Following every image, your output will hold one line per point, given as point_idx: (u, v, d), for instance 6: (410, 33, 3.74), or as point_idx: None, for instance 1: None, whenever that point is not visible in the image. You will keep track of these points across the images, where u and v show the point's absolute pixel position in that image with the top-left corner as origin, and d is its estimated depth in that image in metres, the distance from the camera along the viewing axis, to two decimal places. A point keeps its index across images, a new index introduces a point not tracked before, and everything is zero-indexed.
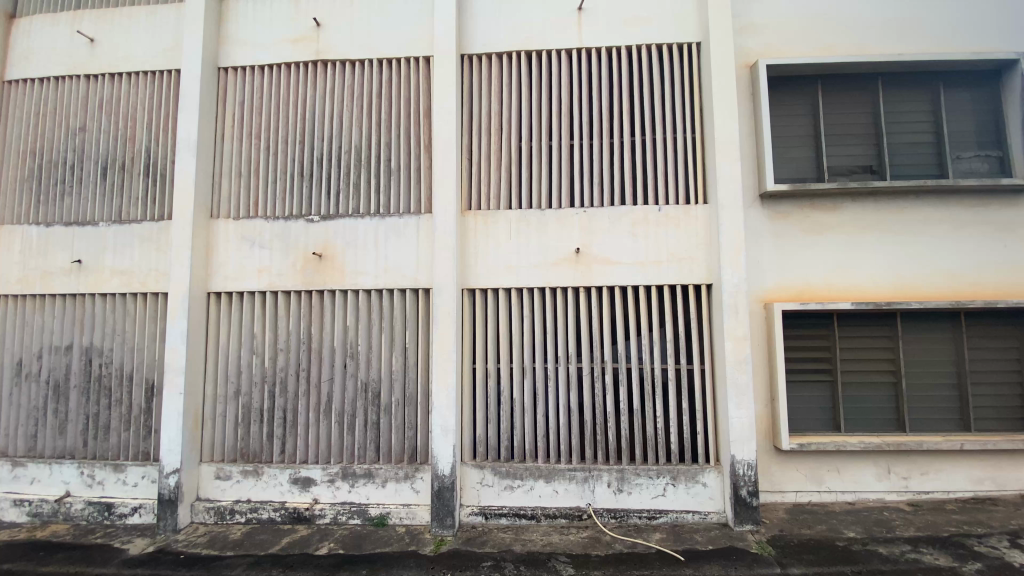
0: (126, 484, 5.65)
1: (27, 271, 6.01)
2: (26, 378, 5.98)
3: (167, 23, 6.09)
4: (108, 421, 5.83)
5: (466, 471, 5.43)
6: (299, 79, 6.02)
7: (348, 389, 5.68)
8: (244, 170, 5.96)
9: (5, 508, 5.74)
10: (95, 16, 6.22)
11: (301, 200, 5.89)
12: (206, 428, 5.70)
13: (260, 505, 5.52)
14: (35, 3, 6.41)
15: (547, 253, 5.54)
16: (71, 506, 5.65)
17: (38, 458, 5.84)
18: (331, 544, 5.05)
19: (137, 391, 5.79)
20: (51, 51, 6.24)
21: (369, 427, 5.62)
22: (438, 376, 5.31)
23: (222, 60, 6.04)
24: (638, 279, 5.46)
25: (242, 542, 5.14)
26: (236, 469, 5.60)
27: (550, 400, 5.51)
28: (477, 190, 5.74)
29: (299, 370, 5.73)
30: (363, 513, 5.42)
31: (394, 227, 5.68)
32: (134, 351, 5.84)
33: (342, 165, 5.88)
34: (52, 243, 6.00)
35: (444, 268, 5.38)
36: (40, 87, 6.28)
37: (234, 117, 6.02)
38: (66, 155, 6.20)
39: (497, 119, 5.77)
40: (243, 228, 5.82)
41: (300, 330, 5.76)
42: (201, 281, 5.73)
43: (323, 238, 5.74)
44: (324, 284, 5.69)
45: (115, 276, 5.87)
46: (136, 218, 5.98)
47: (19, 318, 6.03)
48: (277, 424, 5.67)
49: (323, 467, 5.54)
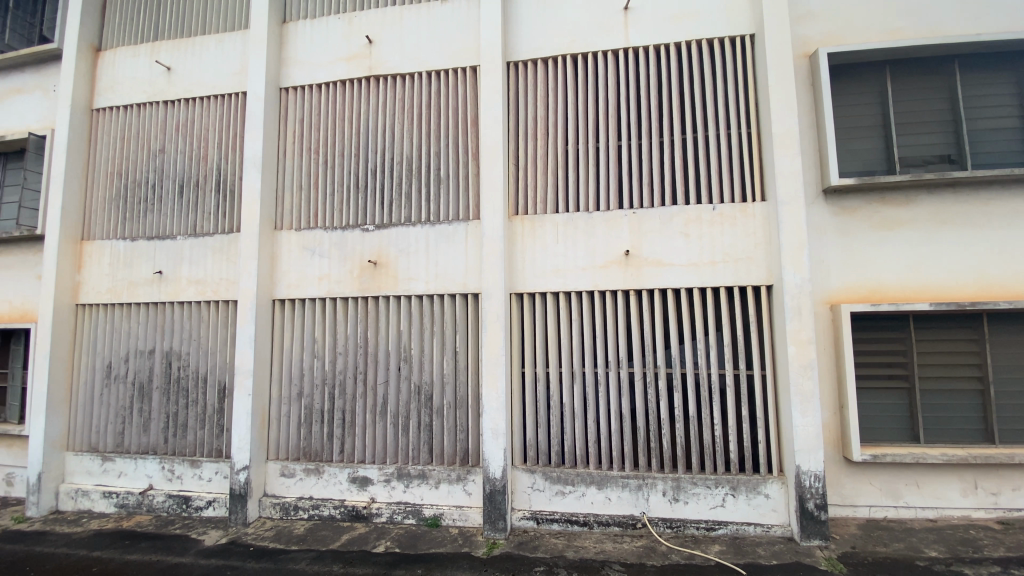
0: (201, 478, 6.06)
1: (116, 282, 6.59)
2: (115, 380, 6.54)
3: (234, 49, 6.54)
4: (185, 420, 6.27)
5: (517, 475, 5.45)
6: (352, 95, 6.28)
7: (402, 391, 5.84)
8: (304, 182, 6.29)
9: (96, 498, 6.29)
10: (171, 46, 6.77)
11: (356, 211, 6.14)
12: (272, 427, 6.03)
13: (321, 502, 5.77)
14: (118, 37, 7.03)
15: (596, 256, 5.49)
16: (154, 498, 6.12)
17: (125, 454, 6.37)
18: (387, 542, 5.19)
19: (211, 392, 6.20)
20: (134, 81, 6.85)
21: (421, 428, 5.74)
22: (488, 380, 5.36)
23: (283, 80, 6.41)
24: (691, 281, 5.30)
25: (305, 537, 5.38)
26: (299, 467, 5.88)
27: (602, 405, 5.43)
28: (523, 193, 5.75)
29: (356, 373, 5.96)
30: (417, 513, 5.53)
31: (444, 233, 5.81)
32: (208, 354, 6.27)
33: (394, 175, 6.09)
34: (137, 255, 6.56)
35: (492, 272, 5.45)
36: (124, 114, 6.89)
37: (295, 133, 6.38)
38: (148, 175, 6.76)
39: (543, 124, 5.79)
40: (305, 238, 6.14)
41: (357, 334, 5.99)
42: (266, 289, 6.08)
43: (377, 246, 5.96)
44: (378, 291, 5.90)
45: (191, 285, 6.34)
46: (209, 232, 6.43)
47: (110, 325, 6.62)
48: (336, 425, 5.91)
49: (379, 467, 5.72)
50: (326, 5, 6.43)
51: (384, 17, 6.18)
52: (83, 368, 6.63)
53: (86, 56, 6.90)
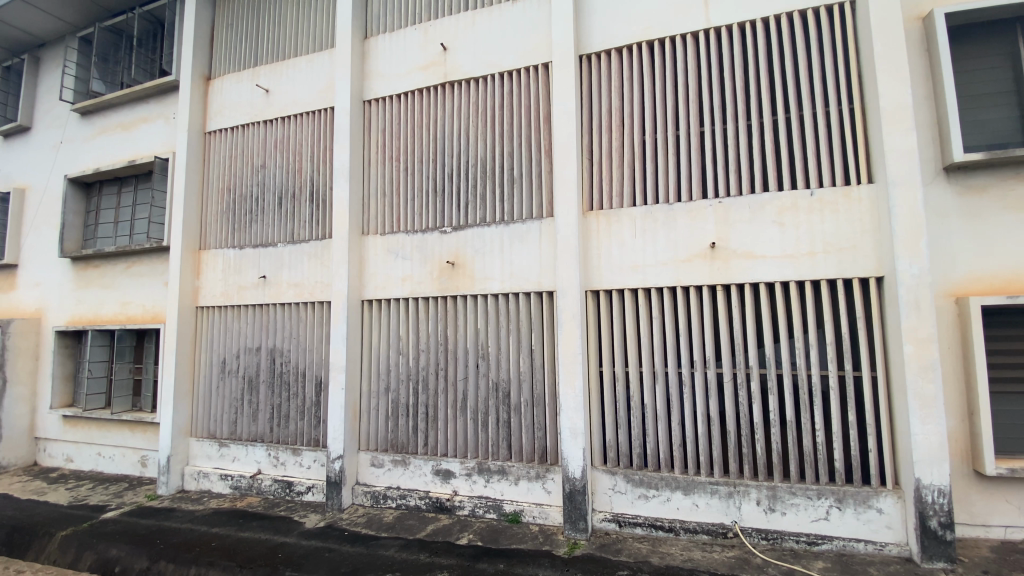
0: (302, 465, 6.58)
1: (228, 287, 7.34)
2: (229, 374, 7.28)
3: (323, 67, 7.03)
4: (288, 411, 6.83)
5: (597, 476, 5.36)
6: (429, 102, 6.50)
7: (480, 388, 5.95)
8: (387, 189, 6.62)
9: (214, 480, 7.04)
10: (269, 70, 7.42)
11: (435, 213, 6.35)
12: (363, 420, 6.41)
13: (408, 492, 6.04)
14: (224, 66, 7.81)
15: (678, 250, 5.26)
16: (262, 482, 6.74)
17: (238, 440, 7.07)
18: (470, 535, 5.32)
19: (309, 386, 6.71)
20: (239, 105, 7.58)
21: (500, 425, 5.82)
22: (566, 378, 5.32)
23: (366, 93, 6.80)
24: (786, 274, 4.91)
25: (393, 525, 5.66)
26: (387, 457, 6.20)
27: (686, 407, 5.18)
28: (599, 189, 5.65)
29: (438, 370, 6.17)
30: (498, 508, 5.62)
31: (519, 232, 5.85)
32: (306, 351, 6.80)
33: (469, 177, 6.22)
34: (245, 262, 7.27)
35: (568, 269, 5.40)
36: (232, 135, 7.65)
37: (379, 143, 6.74)
38: (252, 189, 7.45)
39: (618, 116, 5.64)
40: (389, 242, 6.47)
41: (437, 333, 6.19)
42: (356, 290, 6.48)
43: (455, 247, 6.13)
44: (456, 291, 6.07)
45: (290, 288, 6.91)
46: (305, 238, 6.97)
47: (224, 324, 7.38)
48: (420, 419, 6.16)
49: (461, 461, 5.88)
50: (403, 17, 6.70)
51: (457, 24, 6.35)
52: (203, 363, 7.44)
53: (199, 85, 7.74)
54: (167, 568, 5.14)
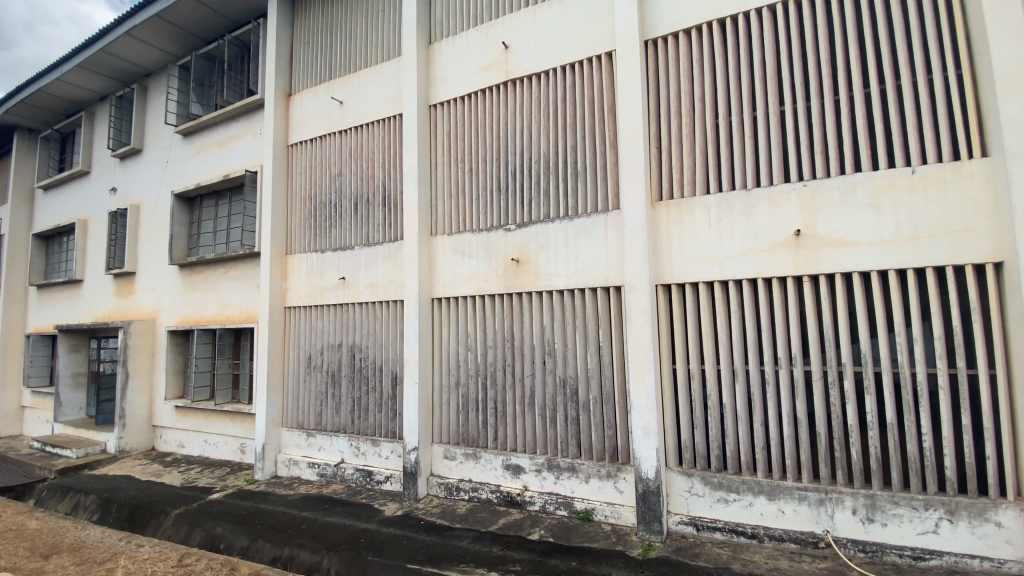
0: (381, 455, 6.93)
1: (312, 288, 7.88)
2: (314, 369, 7.80)
3: (391, 75, 7.33)
4: (367, 404, 7.21)
5: (672, 477, 5.17)
6: (491, 101, 6.56)
7: (548, 385, 5.94)
8: (454, 190, 6.77)
9: (303, 467, 7.58)
10: (342, 82, 7.84)
11: (499, 212, 6.40)
12: (436, 414, 6.63)
13: (480, 485, 6.17)
14: (302, 81, 8.36)
15: (757, 239, 4.93)
16: (345, 470, 7.17)
17: (323, 431, 7.56)
18: (542, 531, 5.33)
19: (386, 380, 7.04)
20: (317, 117, 8.09)
21: (569, 422, 5.77)
22: (636, 377, 5.18)
23: (431, 97, 6.99)
24: (884, 262, 4.44)
25: (467, 517, 5.80)
26: (459, 451, 6.37)
27: (769, 407, 4.86)
28: (667, 178, 5.43)
29: (505, 366, 6.23)
30: (569, 505, 5.58)
31: (584, 226, 5.76)
32: (383, 347, 7.13)
33: (533, 173, 6.20)
34: (326, 265, 7.76)
35: (637, 263, 5.25)
36: (311, 146, 8.18)
37: (444, 145, 6.90)
38: (330, 195, 7.92)
39: (687, 100, 5.39)
40: (456, 242, 6.63)
41: (505, 330, 6.24)
42: (426, 289, 6.71)
43: (520, 244, 6.14)
44: (522, 287, 6.09)
45: (367, 288, 7.29)
46: (379, 240, 7.31)
47: (309, 323, 7.93)
48: (490, 414, 6.25)
49: (531, 457, 5.90)
50: (465, 19, 6.81)
51: (518, 21, 6.35)
52: (291, 359, 8.03)
53: (281, 102, 8.35)
54: (265, 547, 5.60)
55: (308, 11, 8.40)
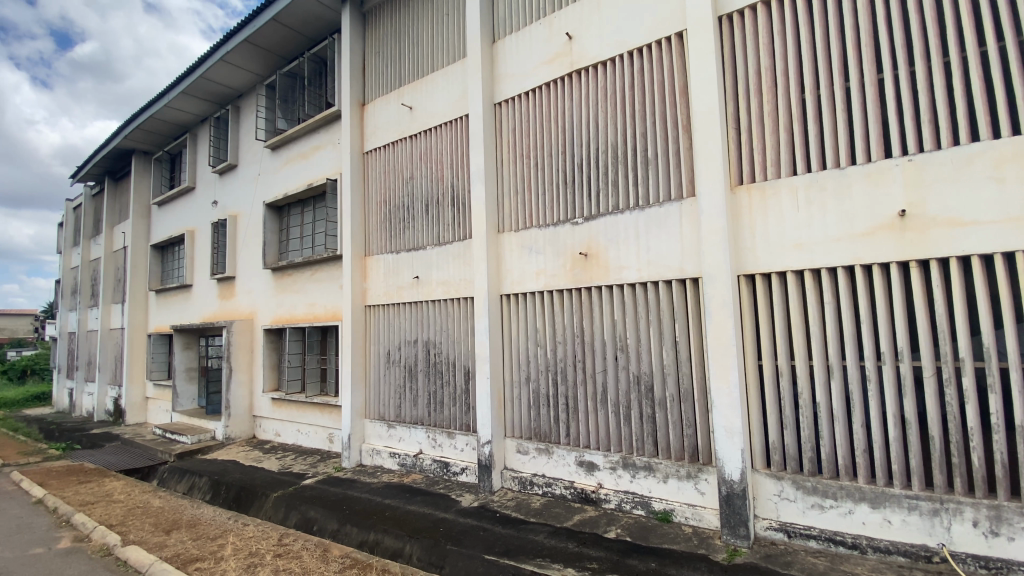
0: (456, 448, 7.13)
1: (388, 287, 8.26)
2: (392, 364, 8.18)
3: (457, 77, 7.49)
4: (442, 398, 7.44)
5: (759, 479, 4.86)
6: (556, 94, 6.50)
7: (621, 381, 5.80)
8: (520, 186, 6.78)
9: (385, 457, 7.97)
10: (411, 88, 8.12)
11: (567, 205, 6.32)
12: (508, 408, 6.71)
13: (553, 481, 6.16)
14: (374, 90, 8.75)
15: (853, 223, 4.49)
16: (423, 461, 7.45)
17: (402, 423, 7.91)
18: (618, 529, 5.22)
19: (459, 375, 7.22)
20: (388, 124, 8.45)
21: (644, 419, 5.59)
22: (717, 374, 4.92)
23: (496, 95, 7.05)
24: (1012, 242, 3.86)
25: (541, 511, 5.81)
26: (532, 445, 6.40)
27: (870, 406, 4.43)
28: (746, 161, 5.09)
29: (576, 362, 6.16)
30: (646, 505, 5.42)
31: (656, 216, 5.54)
32: (455, 343, 7.31)
33: (601, 165, 6.06)
34: (401, 265, 8.10)
35: (716, 252, 4.98)
36: (384, 152, 8.55)
37: (510, 142, 6.93)
38: (402, 198, 8.24)
39: (769, 76, 5.01)
40: (523, 238, 6.64)
41: (575, 325, 6.17)
42: (495, 286, 6.80)
43: (589, 238, 6.03)
44: (592, 282, 5.98)
45: (439, 286, 7.52)
46: (449, 239, 7.50)
47: (387, 320, 8.33)
48: (561, 410, 6.22)
49: (605, 454, 5.79)
50: (528, 14, 6.79)
51: (582, 10, 6.22)
52: (371, 355, 8.48)
53: (356, 111, 8.80)
54: (352, 531, 5.96)
55: (378, 21, 8.77)
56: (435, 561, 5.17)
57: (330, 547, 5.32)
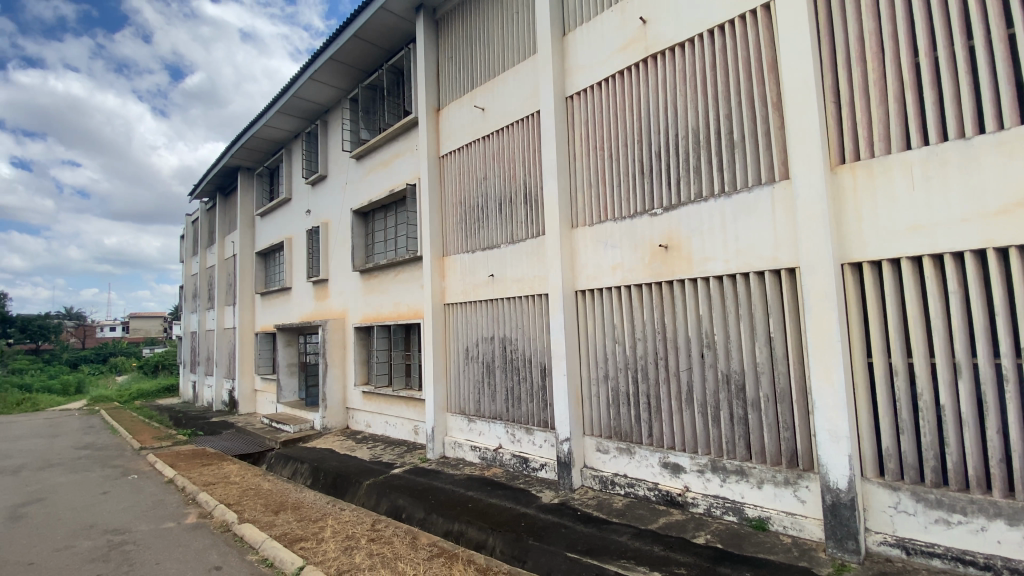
0: (535, 443, 7.16)
1: (465, 286, 8.48)
2: (471, 360, 8.38)
3: (529, 74, 7.50)
4: (520, 394, 7.51)
5: (870, 490, 4.38)
6: (630, 82, 6.30)
7: (708, 380, 5.51)
8: (594, 180, 6.65)
9: (466, 450, 8.20)
10: (483, 90, 8.27)
11: (644, 196, 6.11)
12: (587, 406, 6.63)
13: (636, 482, 5.98)
14: (448, 95, 9.01)
15: (983, 200, 3.90)
16: (503, 455, 7.57)
17: (481, 417, 8.09)
18: (708, 535, 4.96)
19: (536, 372, 7.25)
20: (462, 126, 8.66)
21: (734, 421, 5.26)
22: (819, 372, 4.52)
23: (568, 88, 6.96)
24: None
25: (624, 512, 5.67)
26: (613, 444, 6.27)
27: (1008, 409, 3.84)
28: (849, 137, 4.61)
29: (658, 359, 5.94)
30: (739, 511, 5.10)
31: (744, 203, 5.19)
32: (531, 340, 7.35)
33: (679, 152, 5.79)
34: (477, 264, 8.27)
35: (814, 240, 4.57)
36: (459, 155, 8.78)
37: (583, 135, 6.82)
38: (477, 198, 8.41)
39: (874, 41, 4.51)
40: (598, 232, 6.50)
41: (656, 321, 5.94)
42: (570, 282, 6.74)
43: (668, 229, 5.79)
44: (673, 275, 5.73)
45: (514, 284, 7.59)
46: (523, 237, 7.54)
47: (464, 318, 8.55)
48: (643, 408, 6.03)
49: (691, 456, 5.53)
50: (599, 3, 6.64)
51: None
52: (451, 352, 8.76)
53: (431, 117, 9.12)
54: (438, 521, 6.18)
55: (450, 27, 9.00)
56: (517, 555, 5.21)
57: (418, 535, 5.56)
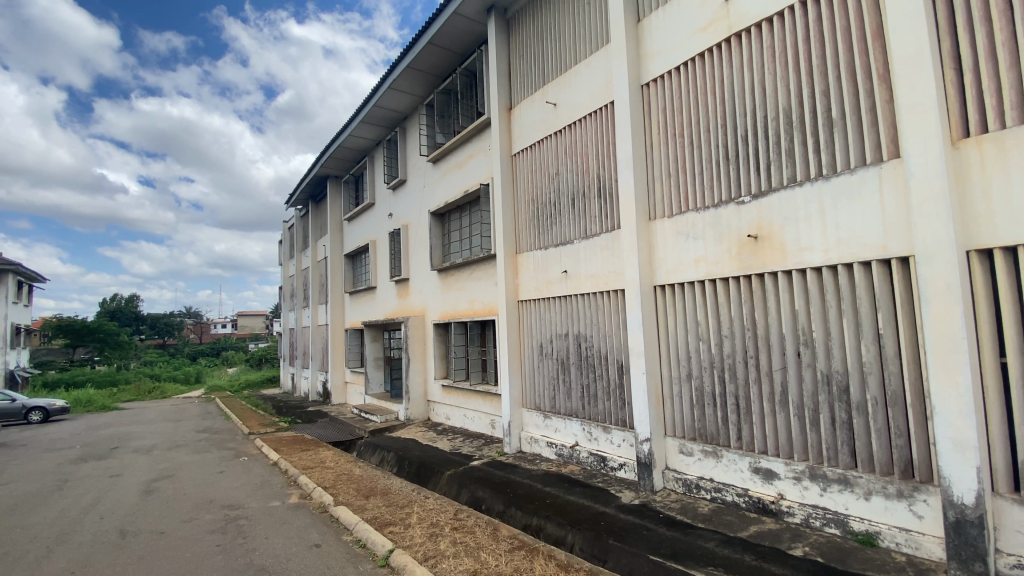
0: (613, 442, 7.04)
1: (538, 283, 8.50)
2: (545, 356, 8.40)
3: (602, 65, 7.36)
4: (596, 392, 7.40)
5: (1003, 507, 3.82)
6: (710, 65, 5.98)
7: (805, 380, 5.10)
8: (673, 169, 6.38)
9: (543, 446, 8.24)
10: (554, 85, 8.23)
11: (728, 184, 5.78)
12: (668, 406, 6.40)
13: (723, 486, 5.69)
14: (519, 93, 9.06)
15: None
16: (580, 453, 7.52)
17: (557, 414, 8.08)
18: (806, 547, 4.59)
19: (613, 369, 7.11)
20: (534, 123, 8.68)
21: (837, 425, 4.83)
22: (939, 372, 4.02)
23: (643, 76, 6.74)
24: None
25: (711, 517, 5.41)
26: (697, 447, 6.01)
27: None
28: (975, 105, 4.05)
29: (746, 358, 5.60)
30: (842, 523, 4.67)
31: (846, 186, 4.73)
32: (607, 337, 7.22)
33: (769, 135, 5.39)
34: (550, 260, 8.26)
35: (932, 224, 4.06)
36: (531, 152, 8.80)
37: (660, 123, 6.58)
38: (550, 194, 8.38)
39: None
40: (678, 224, 6.25)
41: (744, 316, 5.60)
42: (648, 277, 6.54)
43: (758, 218, 5.42)
44: (763, 267, 5.36)
45: (588, 280, 7.49)
46: (597, 232, 7.42)
47: (538, 315, 8.58)
48: (731, 410, 5.71)
49: (786, 462, 5.16)
50: None
51: None
52: (525, 348, 8.83)
53: (504, 116, 9.23)
54: (516, 515, 6.26)
55: (521, 25, 9.05)
56: (597, 554, 5.14)
57: (499, 526, 5.68)
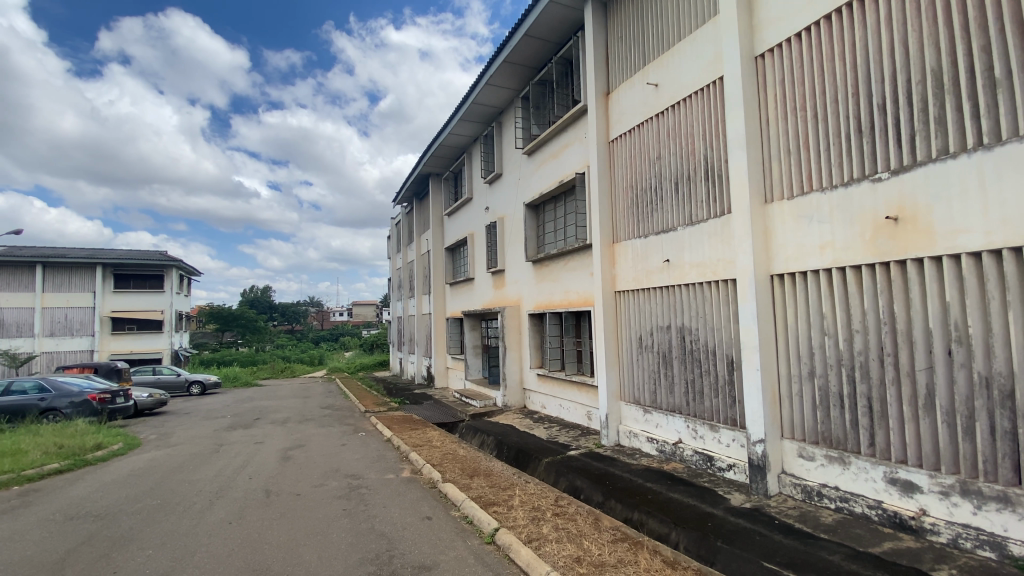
0: (721, 442, 6.67)
1: (638, 273, 8.25)
2: (645, 348, 8.17)
3: (709, 40, 6.90)
4: (703, 387, 7.05)
5: None
6: (837, 28, 5.35)
7: (957, 382, 4.42)
8: (793, 147, 5.82)
9: (643, 441, 8.04)
10: (655, 65, 7.88)
11: (859, 160, 5.15)
12: (785, 406, 5.93)
13: (850, 496, 5.15)
14: (618, 77, 8.80)
15: None
16: (684, 451, 7.22)
17: (659, 409, 7.83)
18: (952, 569, 4.02)
19: (721, 364, 6.73)
20: (634, 108, 8.39)
21: (999, 436, 4.14)
22: None
23: (757, 47, 6.21)
24: None
25: (835, 529, 4.93)
26: (820, 452, 5.50)
27: None
28: None
29: (882, 355, 4.99)
30: (1000, 546, 4.02)
31: (1016, 156, 3.99)
32: (714, 330, 6.83)
33: (913, 101, 4.71)
34: (651, 249, 7.98)
35: None
36: (630, 138, 8.54)
37: (776, 98, 6.04)
38: (650, 180, 8.08)
39: None
40: (799, 207, 5.71)
41: (878, 309, 4.97)
42: (763, 265, 6.06)
43: (898, 197, 4.76)
44: (904, 253, 4.70)
45: (693, 269, 7.13)
46: (703, 218, 7.02)
47: (637, 305, 8.36)
48: (862, 412, 5.14)
49: (930, 474, 4.53)
50: None
51: None
52: (624, 340, 8.66)
53: (601, 102, 9.04)
54: (616, 507, 6.20)
55: (619, 6, 8.76)
56: (704, 555, 4.94)
57: (600, 517, 5.69)
